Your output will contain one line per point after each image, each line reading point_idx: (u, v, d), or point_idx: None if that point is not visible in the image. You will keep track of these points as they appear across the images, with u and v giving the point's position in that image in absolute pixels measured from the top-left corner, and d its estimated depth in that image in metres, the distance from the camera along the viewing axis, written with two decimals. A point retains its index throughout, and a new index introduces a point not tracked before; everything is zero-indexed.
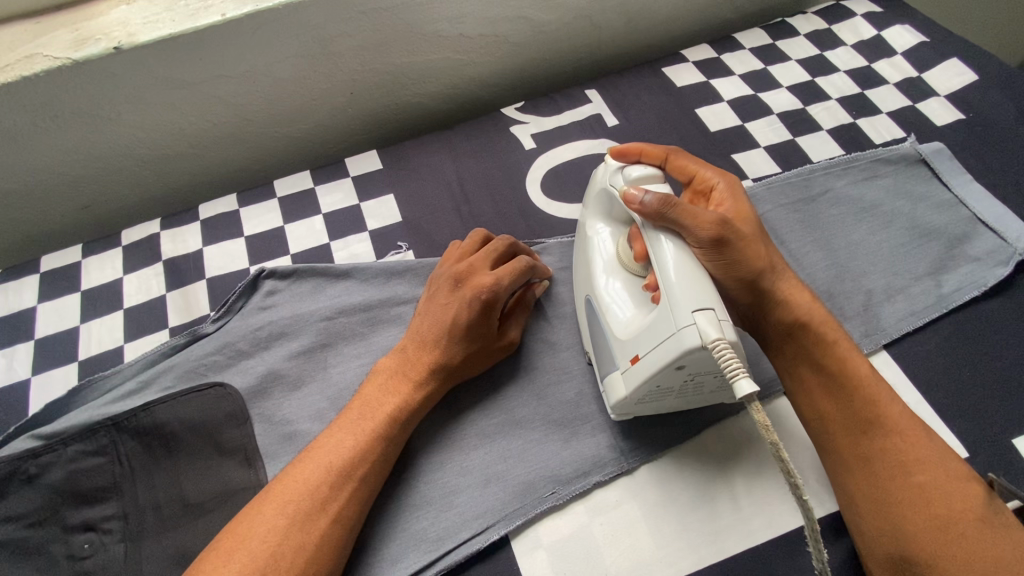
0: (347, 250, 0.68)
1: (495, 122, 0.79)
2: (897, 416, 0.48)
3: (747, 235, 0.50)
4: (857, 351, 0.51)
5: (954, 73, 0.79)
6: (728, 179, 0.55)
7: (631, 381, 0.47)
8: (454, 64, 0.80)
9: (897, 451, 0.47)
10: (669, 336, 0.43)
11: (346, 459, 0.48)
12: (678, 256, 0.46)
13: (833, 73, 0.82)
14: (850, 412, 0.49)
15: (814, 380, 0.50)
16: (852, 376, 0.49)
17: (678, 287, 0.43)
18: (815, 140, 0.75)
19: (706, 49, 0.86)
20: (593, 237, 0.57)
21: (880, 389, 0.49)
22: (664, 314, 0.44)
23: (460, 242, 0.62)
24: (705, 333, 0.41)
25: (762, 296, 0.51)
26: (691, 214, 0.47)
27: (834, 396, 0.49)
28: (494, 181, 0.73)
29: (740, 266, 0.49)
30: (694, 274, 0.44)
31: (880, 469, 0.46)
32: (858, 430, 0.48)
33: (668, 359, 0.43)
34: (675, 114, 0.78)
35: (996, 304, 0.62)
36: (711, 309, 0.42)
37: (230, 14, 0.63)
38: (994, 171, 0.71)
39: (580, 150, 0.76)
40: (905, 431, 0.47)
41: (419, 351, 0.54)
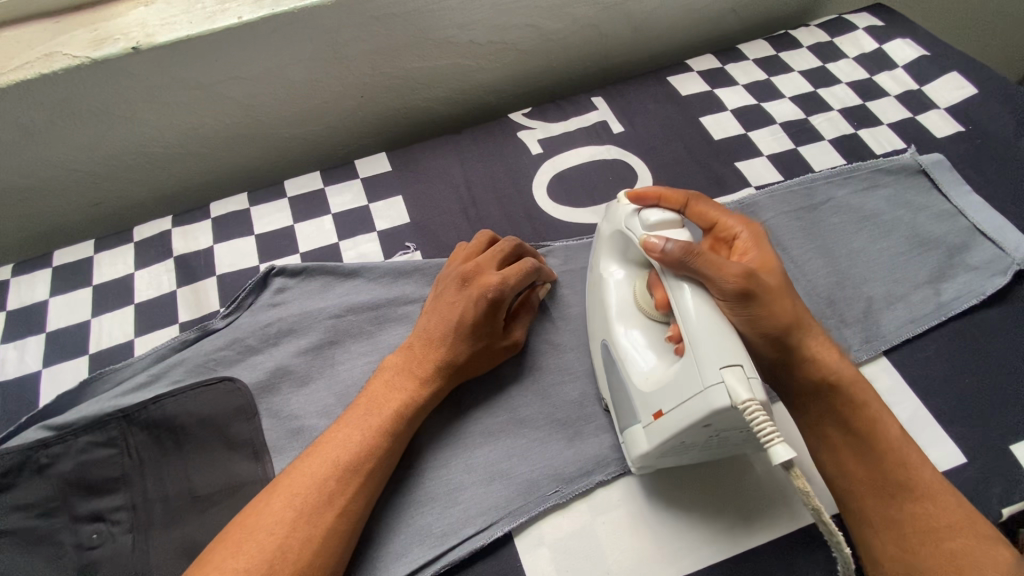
0: (356, 249, 0.69)
1: (503, 127, 0.80)
2: (924, 478, 0.48)
3: (773, 288, 0.49)
4: (880, 408, 0.51)
5: (953, 87, 0.81)
6: (751, 227, 0.54)
7: (655, 437, 0.47)
8: (463, 70, 0.82)
9: (927, 516, 0.47)
10: (696, 394, 0.43)
11: (352, 454, 0.49)
12: (702, 304, 0.46)
13: (834, 84, 0.83)
14: (878, 475, 0.49)
15: (840, 440, 0.51)
16: (880, 431, 0.50)
17: (704, 344, 0.43)
18: (816, 150, 0.77)
19: (710, 59, 0.87)
20: (606, 279, 0.57)
21: (909, 451, 0.49)
22: (690, 369, 0.44)
23: (466, 243, 0.63)
24: (735, 394, 0.41)
25: (787, 351, 0.50)
26: (714, 264, 0.47)
27: (862, 460, 0.50)
28: (501, 185, 0.74)
29: (766, 320, 0.48)
30: (718, 326, 0.44)
31: (909, 533, 0.47)
32: (887, 494, 0.48)
33: (694, 417, 0.43)
34: (680, 122, 0.80)
35: (994, 312, 0.63)
36: (740, 366, 0.42)
37: (246, 17, 0.64)
38: (993, 182, 0.72)
39: (586, 156, 0.77)
40: (937, 496, 0.47)
41: (427, 350, 0.55)
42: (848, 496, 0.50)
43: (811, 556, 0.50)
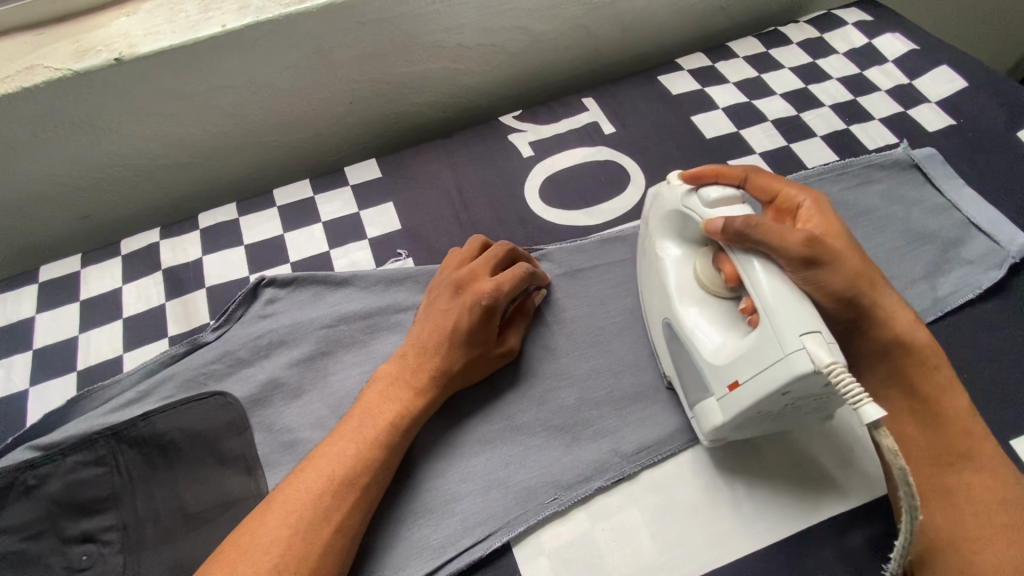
0: (347, 257, 0.68)
1: (493, 131, 0.79)
2: (983, 450, 0.49)
3: (839, 253, 0.50)
4: (951, 376, 0.51)
5: (944, 80, 0.81)
6: (808, 195, 0.55)
7: (731, 409, 0.47)
8: (451, 74, 0.81)
9: (983, 488, 0.47)
10: (775, 363, 0.43)
11: (348, 467, 0.48)
12: (774, 276, 0.46)
13: (826, 80, 0.83)
14: (936, 442, 0.50)
15: (904, 406, 0.52)
16: (944, 394, 0.51)
17: (779, 313, 0.44)
18: (809, 146, 0.76)
19: (700, 58, 0.87)
20: (662, 258, 0.57)
21: (974, 423, 0.50)
22: (766, 339, 0.44)
23: (459, 247, 0.63)
24: (819, 358, 0.41)
25: (858, 317, 0.51)
26: (779, 234, 0.47)
27: (921, 421, 0.51)
28: (492, 189, 0.74)
29: (837, 283, 0.49)
30: (791, 294, 0.45)
31: (962, 503, 0.47)
32: (944, 461, 0.49)
33: (777, 386, 0.43)
34: (671, 122, 0.79)
35: (991, 306, 0.62)
36: (818, 332, 0.42)
37: (230, 26, 0.64)
38: (985, 176, 0.72)
39: (577, 158, 0.76)
40: (995, 471, 0.48)
41: (423, 359, 0.54)
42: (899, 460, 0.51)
43: (814, 557, 0.50)
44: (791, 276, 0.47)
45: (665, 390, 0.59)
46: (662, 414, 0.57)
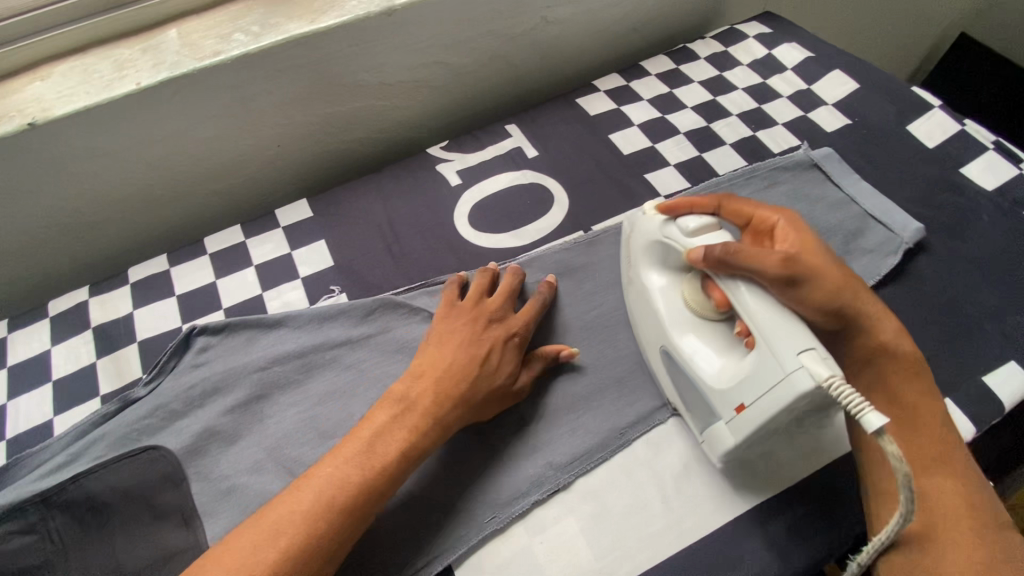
0: (280, 298, 0.69)
1: (421, 162, 0.82)
2: (952, 454, 0.50)
3: (820, 267, 0.51)
4: (930, 385, 0.53)
5: (838, 83, 0.87)
6: (781, 212, 0.56)
7: (741, 431, 0.49)
8: (378, 111, 0.83)
9: (954, 494, 0.48)
10: (778, 383, 0.45)
11: (354, 490, 0.48)
12: (763, 299, 0.49)
13: (732, 91, 0.88)
14: (913, 447, 0.51)
15: (880, 412, 0.53)
16: (923, 404, 0.52)
17: (778, 335, 0.46)
18: (719, 155, 0.81)
19: (615, 78, 0.91)
20: (648, 287, 0.59)
21: (949, 432, 0.51)
22: (767, 360, 0.46)
23: (460, 283, 0.65)
24: (818, 374, 0.43)
25: (840, 325, 0.53)
26: (757, 257, 0.49)
27: (903, 427, 0.52)
28: (422, 219, 0.76)
29: (824, 297, 0.51)
30: (783, 316, 0.47)
31: (935, 509, 0.48)
32: (920, 466, 0.50)
33: (782, 404, 0.45)
34: (591, 141, 0.83)
35: (891, 290, 0.67)
36: (815, 349, 0.44)
37: (145, 83, 0.65)
38: (879, 170, 0.77)
39: (503, 183, 0.79)
40: (964, 479, 0.49)
41: (446, 381, 0.54)
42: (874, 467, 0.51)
43: (740, 545, 0.52)
44: (779, 297, 0.50)
45: (596, 400, 0.61)
46: (593, 423, 0.59)
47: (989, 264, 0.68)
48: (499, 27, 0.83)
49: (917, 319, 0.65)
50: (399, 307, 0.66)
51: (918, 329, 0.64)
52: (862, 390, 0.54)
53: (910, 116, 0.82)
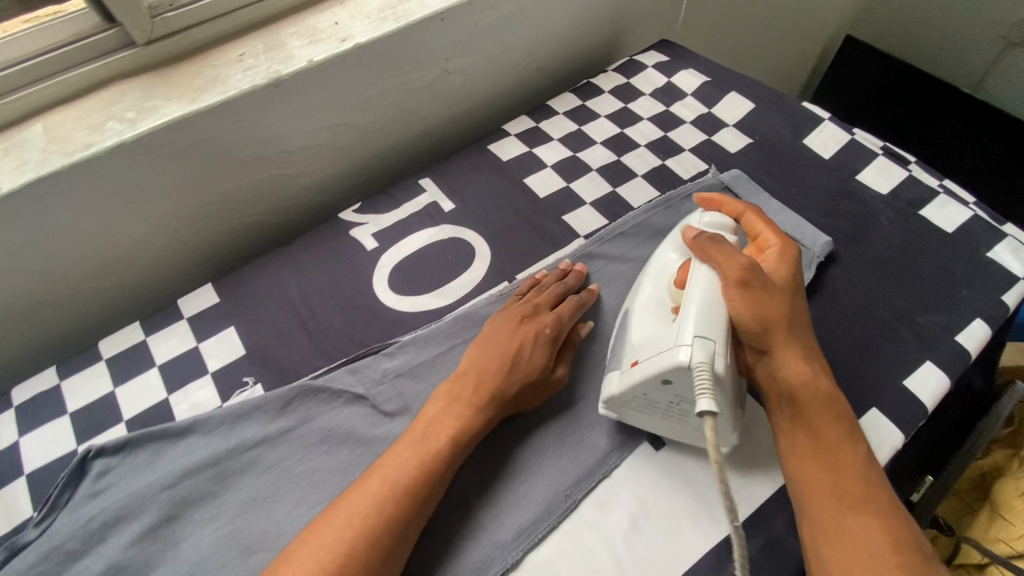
0: (189, 400, 0.64)
1: (333, 228, 0.78)
2: (880, 498, 0.49)
3: (771, 286, 0.55)
4: (857, 431, 0.53)
5: (735, 105, 0.90)
6: (782, 240, 0.61)
7: (625, 381, 0.54)
8: (283, 180, 0.80)
9: (874, 533, 0.46)
10: (665, 349, 0.50)
11: (411, 476, 0.50)
12: (707, 285, 0.53)
13: (638, 122, 0.90)
14: (837, 481, 0.50)
15: (805, 445, 0.52)
16: (849, 442, 0.52)
17: (693, 315, 0.51)
18: (632, 188, 0.82)
19: (524, 120, 0.91)
20: (658, 258, 0.63)
21: (876, 478, 0.50)
22: (674, 331, 0.51)
23: (536, 279, 0.68)
24: (696, 356, 0.48)
25: (765, 346, 0.55)
26: (727, 251, 0.55)
27: (823, 457, 0.51)
28: (339, 289, 0.72)
29: (761, 307, 0.54)
30: (712, 307, 0.52)
31: (859, 544, 0.46)
32: (842, 500, 0.49)
33: (659, 368, 0.50)
34: (506, 188, 0.82)
35: (809, 305, 0.68)
36: (711, 341, 0.49)
37: (6, 187, 0.59)
38: (783, 186, 0.80)
39: (421, 240, 0.77)
40: (891, 525, 0.47)
41: (486, 380, 0.56)
42: (806, 500, 0.50)
43: None
44: (723, 292, 0.54)
45: (537, 462, 0.58)
46: (537, 489, 0.56)
47: (895, 267, 0.71)
48: (399, 83, 0.82)
49: (837, 331, 0.66)
50: (319, 392, 0.62)
51: (838, 340, 0.66)
52: (789, 417, 0.54)
53: (805, 130, 0.85)
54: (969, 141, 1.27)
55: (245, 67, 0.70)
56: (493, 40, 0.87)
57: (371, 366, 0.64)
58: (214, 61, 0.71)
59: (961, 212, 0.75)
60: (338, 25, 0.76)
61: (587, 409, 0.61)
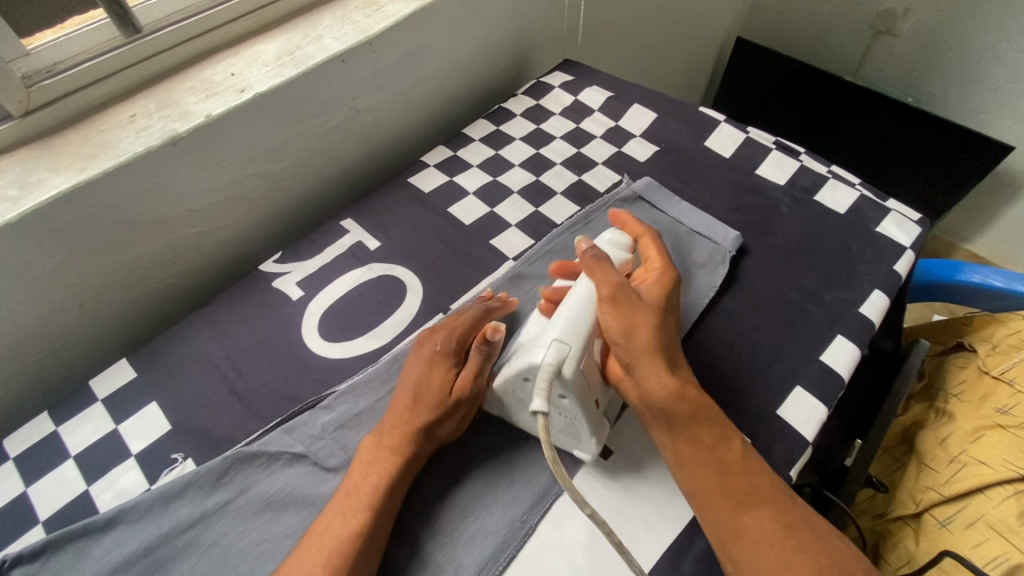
0: (112, 487, 0.60)
1: (255, 281, 0.75)
2: (766, 486, 0.51)
3: (645, 305, 0.58)
4: (733, 434, 0.54)
5: (640, 116, 0.95)
6: (664, 267, 0.64)
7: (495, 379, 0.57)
8: (195, 238, 0.77)
9: (774, 531, 0.49)
10: (530, 348, 0.54)
11: (339, 536, 0.50)
12: (582, 302, 0.57)
13: (552, 141, 0.93)
14: (726, 487, 0.51)
15: (690, 455, 0.53)
16: (729, 449, 0.53)
17: (560, 322, 0.55)
18: (553, 206, 0.84)
19: (441, 150, 0.92)
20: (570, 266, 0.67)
21: (756, 473, 0.52)
22: (541, 335, 0.55)
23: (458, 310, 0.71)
24: (548, 356, 0.52)
25: (633, 364, 0.56)
26: (602, 274, 0.58)
27: (707, 466, 0.52)
28: (267, 345, 0.69)
29: (630, 325, 0.56)
30: (578, 322, 0.55)
31: (762, 547, 0.48)
32: (739, 505, 0.50)
33: (519, 366, 0.54)
34: (430, 219, 0.82)
35: (729, 299, 0.73)
36: (567, 347, 0.53)
37: None
38: (692, 188, 0.85)
39: (348, 283, 0.75)
40: (784, 513, 0.50)
41: (393, 421, 0.57)
42: (701, 507, 0.52)
43: None
44: (598, 310, 0.57)
45: (491, 492, 0.58)
46: (493, 519, 0.56)
47: (799, 252, 0.77)
48: (308, 128, 0.81)
49: (755, 319, 0.70)
50: (255, 458, 0.59)
51: (759, 328, 0.70)
52: (666, 430, 0.54)
53: (705, 133, 0.91)
54: (868, 118, 1.37)
55: (138, 129, 0.67)
56: (399, 76, 0.87)
57: (309, 422, 0.62)
58: (103, 126, 0.68)
59: (849, 194, 0.82)
60: (235, 76, 0.74)
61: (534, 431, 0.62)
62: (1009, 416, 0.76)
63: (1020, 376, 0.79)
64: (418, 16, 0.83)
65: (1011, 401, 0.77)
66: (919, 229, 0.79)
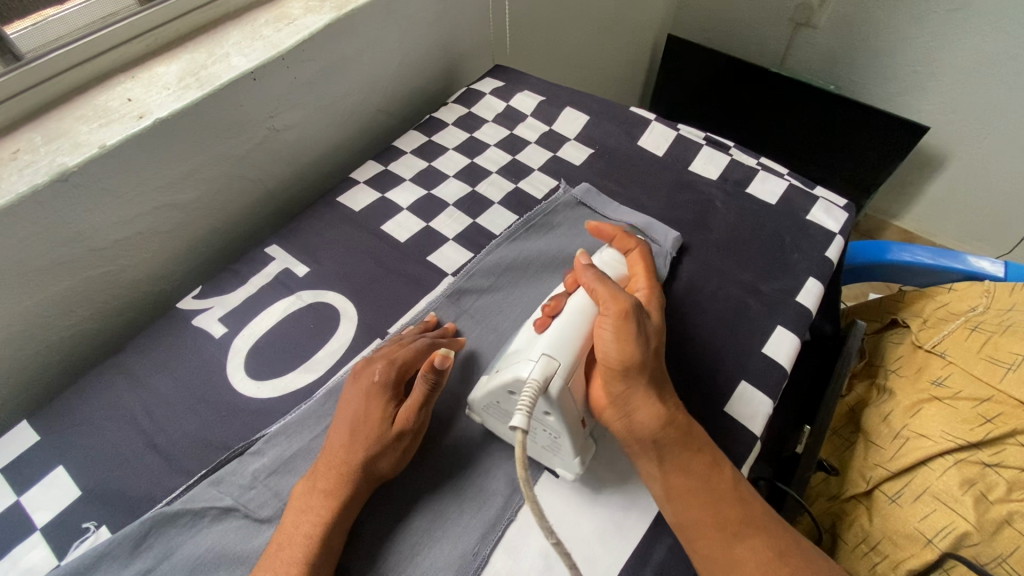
0: (14, 569, 0.53)
1: (173, 321, 0.70)
2: (755, 510, 0.52)
3: (647, 332, 0.55)
4: (720, 461, 0.54)
5: (573, 119, 0.94)
6: (651, 289, 0.62)
7: (480, 388, 0.56)
8: (102, 279, 0.70)
9: (765, 557, 0.50)
10: (518, 363, 0.53)
11: None
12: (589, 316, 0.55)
13: (486, 150, 0.91)
14: (719, 516, 0.51)
15: (682, 487, 0.52)
16: (719, 476, 0.53)
17: (554, 341, 0.54)
18: (490, 216, 0.82)
19: (371, 165, 0.88)
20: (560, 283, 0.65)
21: (747, 497, 0.52)
22: (529, 351, 0.54)
23: (400, 332, 0.67)
24: (535, 371, 0.51)
25: (630, 391, 0.53)
26: (613, 291, 0.56)
27: (702, 497, 0.51)
28: (189, 391, 0.64)
29: (632, 350, 0.53)
30: (571, 345, 0.54)
31: (757, 573, 0.49)
32: (733, 532, 0.50)
33: (505, 379, 0.53)
34: (363, 239, 0.79)
35: (671, 298, 0.72)
36: (557, 368, 0.52)
37: None
38: (628, 188, 0.84)
39: (277, 314, 0.71)
40: (773, 533, 0.51)
41: (330, 461, 0.53)
42: (695, 538, 0.51)
43: None
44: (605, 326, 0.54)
45: (440, 524, 0.55)
46: (444, 555, 0.53)
47: (735, 245, 0.77)
48: (223, 152, 0.75)
49: (699, 317, 0.70)
50: (178, 517, 0.54)
51: (702, 326, 0.70)
52: (657, 462, 0.53)
53: (637, 132, 0.91)
54: (797, 106, 1.41)
55: (22, 166, 0.61)
56: (320, 90, 0.83)
57: (238, 471, 0.57)
58: None
59: (779, 184, 0.84)
60: (133, 100, 0.68)
61: (482, 455, 0.59)
62: (944, 388, 0.79)
63: (950, 348, 0.82)
64: (334, 27, 0.79)
65: (944, 372, 0.80)
66: (846, 214, 0.81)
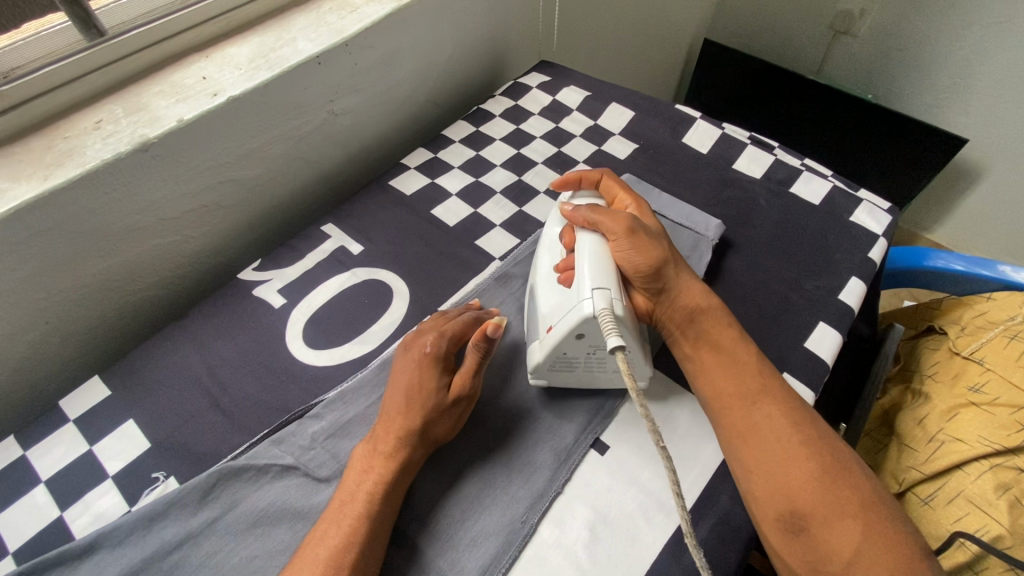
0: (88, 512, 0.56)
1: (234, 291, 0.73)
2: (776, 388, 0.55)
3: (653, 237, 0.61)
4: (742, 339, 0.59)
5: (618, 114, 0.96)
6: (636, 201, 0.68)
7: (543, 348, 0.58)
8: (168, 247, 0.74)
9: (781, 427, 0.52)
10: (573, 309, 0.55)
11: (335, 546, 0.48)
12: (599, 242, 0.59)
13: (532, 141, 0.93)
14: (739, 387, 0.55)
15: (713, 364, 0.58)
16: (740, 353, 0.57)
17: (586, 272, 0.56)
18: (536, 204, 0.84)
19: (421, 152, 0.91)
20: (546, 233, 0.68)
21: (770, 376, 0.56)
22: (574, 292, 0.56)
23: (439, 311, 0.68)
24: (599, 305, 0.53)
25: (662, 285, 0.60)
26: (607, 216, 0.61)
27: (728, 370, 0.57)
28: (250, 356, 0.67)
29: (647, 252, 0.59)
30: (603, 265, 0.57)
31: (770, 437, 0.52)
32: (750, 400, 0.54)
33: (572, 327, 0.55)
34: (414, 222, 0.81)
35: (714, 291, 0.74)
36: (607, 289, 0.55)
37: None
38: (672, 183, 0.86)
39: (332, 288, 0.74)
40: (793, 408, 0.53)
41: (387, 425, 0.55)
42: (718, 409, 0.56)
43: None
44: (617, 244, 0.59)
45: (489, 493, 0.57)
46: (493, 521, 0.55)
47: (778, 242, 0.78)
48: (285, 131, 0.79)
49: (741, 311, 0.72)
50: (243, 472, 0.57)
51: (743, 317, 0.71)
52: (693, 342, 0.60)
53: (682, 129, 0.93)
54: (832, 113, 1.42)
55: (105, 135, 0.64)
56: (376, 77, 0.86)
57: (299, 432, 0.60)
58: (66, 132, 0.65)
59: (823, 185, 0.85)
60: (207, 79, 0.72)
61: (529, 429, 0.61)
62: (982, 394, 0.79)
63: (988, 355, 0.82)
64: (393, 17, 0.82)
65: (982, 378, 0.80)
66: (889, 217, 0.82)
